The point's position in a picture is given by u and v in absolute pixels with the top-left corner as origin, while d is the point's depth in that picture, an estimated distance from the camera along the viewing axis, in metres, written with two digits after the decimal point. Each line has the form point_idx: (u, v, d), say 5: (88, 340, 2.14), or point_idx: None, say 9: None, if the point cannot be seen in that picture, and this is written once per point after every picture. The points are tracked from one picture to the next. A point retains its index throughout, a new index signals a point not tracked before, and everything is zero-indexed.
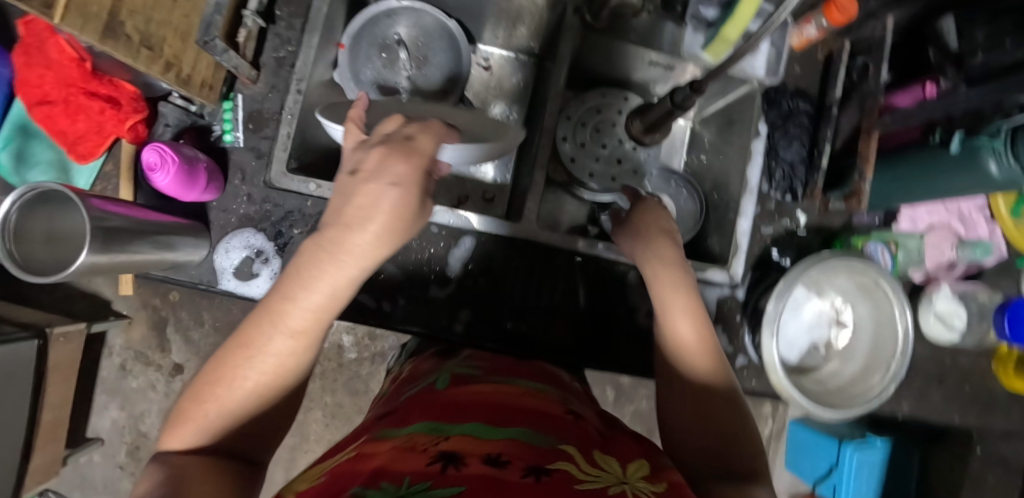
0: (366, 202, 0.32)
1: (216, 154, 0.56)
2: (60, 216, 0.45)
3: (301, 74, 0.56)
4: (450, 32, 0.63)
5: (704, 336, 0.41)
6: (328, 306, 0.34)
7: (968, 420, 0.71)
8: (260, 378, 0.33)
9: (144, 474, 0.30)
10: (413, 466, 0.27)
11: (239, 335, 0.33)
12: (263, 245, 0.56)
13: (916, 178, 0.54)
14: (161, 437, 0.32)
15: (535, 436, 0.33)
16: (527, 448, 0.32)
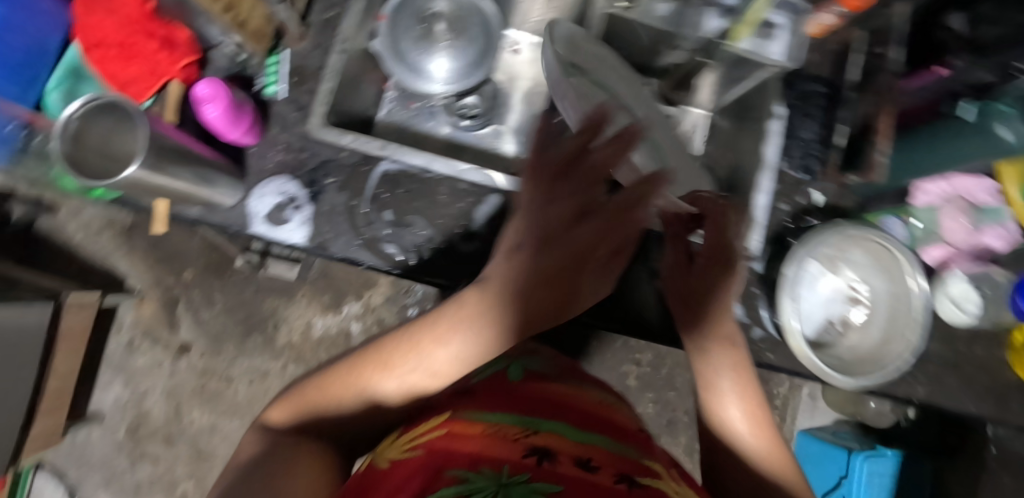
0: (509, 287, 0.43)
1: (259, 104, 0.59)
2: (116, 134, 0.49)
3: (345, 36, 0.60)
4: (484, 12, 0.68)
5: (762, 438, 0.49)
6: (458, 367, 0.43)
7: (984, 410, 0.70)
8: (394, 399, 0.44)
9: (250, 433, 0.43)
10: (511, 458, 0.36)
11: (372, 355, 0.45)
12: (297, 192, 0.58)
13: (935, 149, 0.57)
14: (277, 412, 0.45)
15: (614, 446, 0.43)
16: (608, 455, 0.41)
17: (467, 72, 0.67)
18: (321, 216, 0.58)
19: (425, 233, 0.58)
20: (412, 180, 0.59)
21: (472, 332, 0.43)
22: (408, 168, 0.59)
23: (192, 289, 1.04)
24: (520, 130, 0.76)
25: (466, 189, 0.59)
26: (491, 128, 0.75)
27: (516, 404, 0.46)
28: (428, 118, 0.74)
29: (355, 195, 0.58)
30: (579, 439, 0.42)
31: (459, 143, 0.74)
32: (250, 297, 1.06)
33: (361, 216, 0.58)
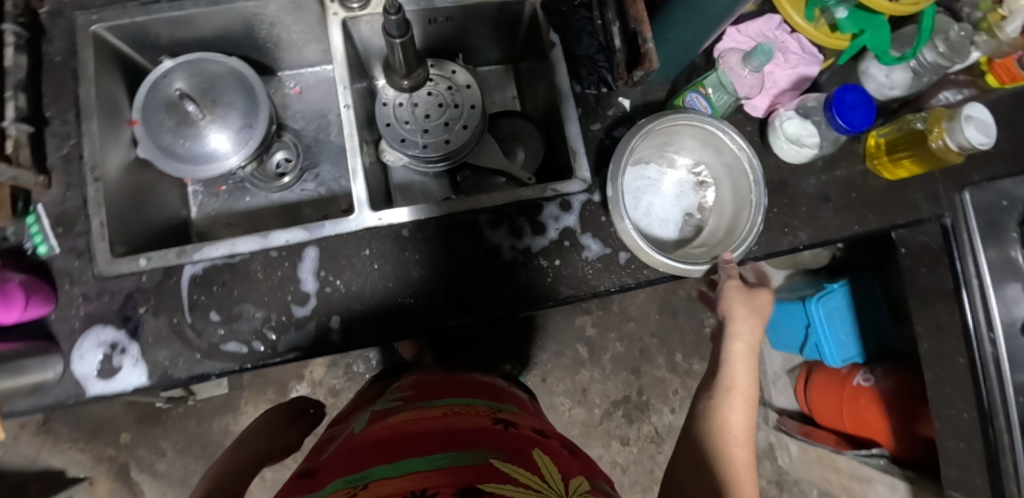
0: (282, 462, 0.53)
1: (36, 268, 0.55)
2: None
3: (92, 161, 0.56)
4: (235, 70, 0.64)
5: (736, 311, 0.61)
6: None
7: (870, 224, 0.73)
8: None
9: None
10: None
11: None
12: (116, 337, 0.55)
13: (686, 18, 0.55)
14: None
15: (465, 459, 0.49)
16: (460, 471, 0.47)
17: (242, 138, 0.64)
18: (151, 349, 0.55)
19: (260, 315, 0.57)
20: (224, 271, 0.57)
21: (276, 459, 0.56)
22: (216, 261, 0.57)
23: (135, 448, 1.03)
24: (340, 163, 0.74)
25: (280, 255, 0.58)
26: (310, 176, 0.74)
27: (366, 456, 0.54)
28: (243, 194, 0.72)
29: (174, 311, 0.56)
30: (414, 472, 0.48)
31: (286, 204, 0.73)
32: (196, 429, 1.04)
33: (191, 328, 0.56)
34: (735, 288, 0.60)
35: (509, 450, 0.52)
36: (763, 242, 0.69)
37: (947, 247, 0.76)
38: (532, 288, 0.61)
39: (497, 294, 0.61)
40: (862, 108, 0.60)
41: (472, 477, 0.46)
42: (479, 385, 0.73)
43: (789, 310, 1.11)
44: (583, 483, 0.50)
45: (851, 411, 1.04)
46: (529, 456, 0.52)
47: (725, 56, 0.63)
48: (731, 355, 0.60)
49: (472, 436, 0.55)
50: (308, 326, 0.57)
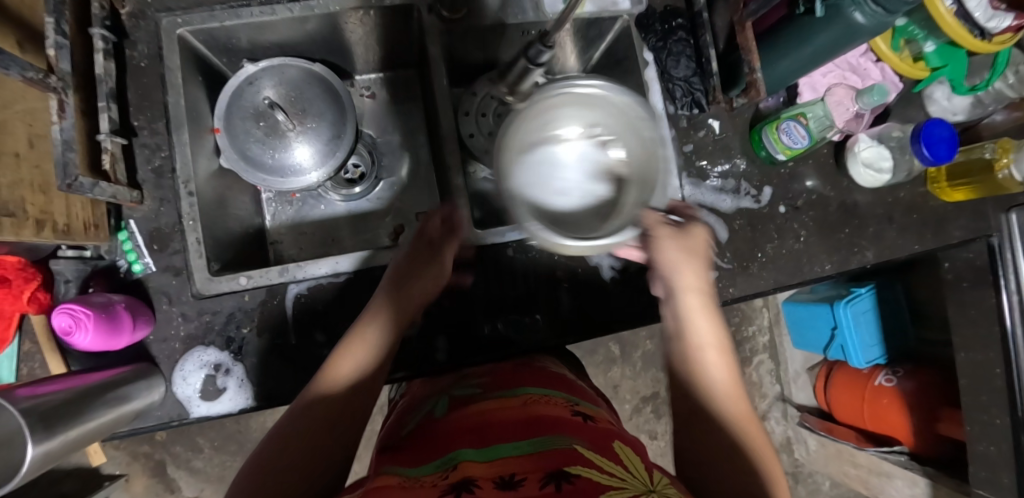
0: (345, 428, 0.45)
1: (133, 287, 0.53)
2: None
3: (185, 176, 0.54)
4: (320, 77, 0.62)
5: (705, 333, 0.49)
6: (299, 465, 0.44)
7: (927, 244, 0.76)
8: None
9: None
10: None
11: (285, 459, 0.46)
12: (219, 357, 0.54)
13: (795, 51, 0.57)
14: None
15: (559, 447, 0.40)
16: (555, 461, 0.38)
17: (330, 150, 0.62)
18: (254, 371, 0.54)
19: None
20: (327, 290, 0.56)
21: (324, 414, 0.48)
22: (319, 280, 0.56)
23: (171, 445, 1.02)
24: (414, 172, 0.73)
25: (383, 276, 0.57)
26: (385, 184, 0.72)
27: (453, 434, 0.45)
28: (317, 202, 0.71)
29: (277, 332, 0.55)
30: (495, 459, 0.39)
31: (361, 213, 0.71)
32: (233, 426, 1.03)
33: (294, 349, 0.55)
34: (667, 233, 0.51)
35: (590, 437, 0.43)
36: (834, 262, 0.71)
37: (993, 265, 0.80)
38: (626, 308, 0.62)
39: (589, 309, 0.62)
40: (947, 142, 0.63)
41: (558, 463, 0.37)
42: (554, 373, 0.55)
43: (816, 312, 1.14)
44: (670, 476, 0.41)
45: (871, 408, 1.09)
46: (610, 445, 0.42)
47: (833, 90, 0.69)
48: (689, 310, 0.50)
49: (545, 418, 0.45)
50: (414, 344, 0.58)
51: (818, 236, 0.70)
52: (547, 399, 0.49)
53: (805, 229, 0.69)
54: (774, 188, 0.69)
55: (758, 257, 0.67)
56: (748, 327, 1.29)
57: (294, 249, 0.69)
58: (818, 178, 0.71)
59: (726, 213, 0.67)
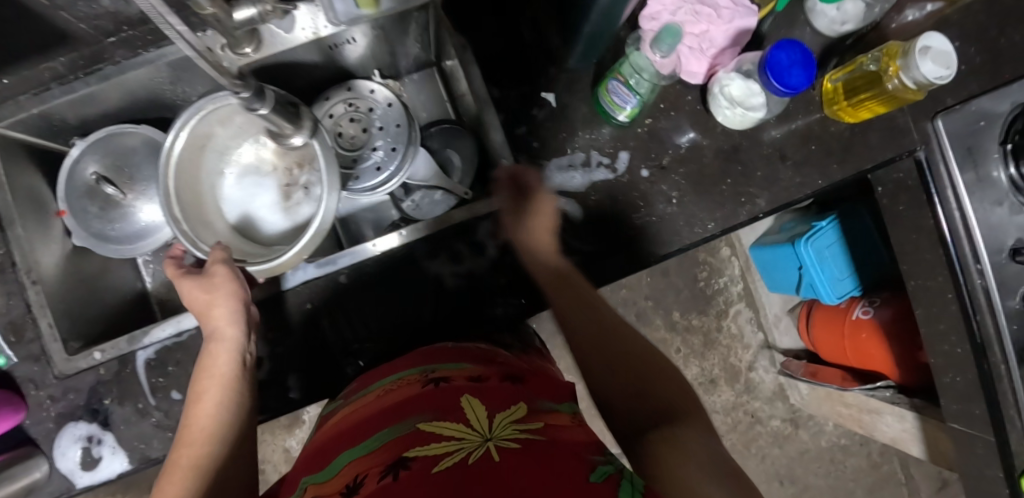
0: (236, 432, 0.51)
1: (2, 378, 0.57)
2: None
3: (25, 266, 0.57)
4: (148, 138, 0.63)
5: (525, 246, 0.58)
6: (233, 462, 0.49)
7: (837, 174, 0.68)
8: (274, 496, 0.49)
9: None
10: None
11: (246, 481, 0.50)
12: (90, 429, 0.57)
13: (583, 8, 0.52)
14: None
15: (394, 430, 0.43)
16: (389, 446, 0.41)
17: None
18: (124, 437, 0.57)
19: None
20: (175, 350, 0.58)
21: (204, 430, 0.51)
22: (166, 342, 0.58)
23: None
24: None
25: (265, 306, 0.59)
26: None
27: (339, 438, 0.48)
28: None
29: (137, 397, 0.57)
30: (341, 468, 0.42)
31: None
32: None
33: (156, 410, 0.57)
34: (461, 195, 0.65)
35: (440, 406, 0.45)
36: (719, 218, 0.65)
37: (925, 184, 0.70)
38: (481, 311, 0.61)
39: (449, 316, 0.60)
40: (799, 65, 0.55)
41: (396, 449, 0.40)
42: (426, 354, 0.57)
43: (781, 253, 1.07)
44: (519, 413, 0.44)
45: (853, 345, 1.02)
46: (456, 404, 0.45)
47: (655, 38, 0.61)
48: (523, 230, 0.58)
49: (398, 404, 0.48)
50: (266, 388, 0.58)
51: (695, 193, 0.64)
52: (402, 380, 0.52)
53: (677, 189, 0.64)
54: (632, 150, 0.64)
55: (625, 230, 0.63)
56: (719, 279, 1.23)
57: (180, 306, 0.71)
58: (691, 128, 0.65)
59: (579, 191, 0.63)
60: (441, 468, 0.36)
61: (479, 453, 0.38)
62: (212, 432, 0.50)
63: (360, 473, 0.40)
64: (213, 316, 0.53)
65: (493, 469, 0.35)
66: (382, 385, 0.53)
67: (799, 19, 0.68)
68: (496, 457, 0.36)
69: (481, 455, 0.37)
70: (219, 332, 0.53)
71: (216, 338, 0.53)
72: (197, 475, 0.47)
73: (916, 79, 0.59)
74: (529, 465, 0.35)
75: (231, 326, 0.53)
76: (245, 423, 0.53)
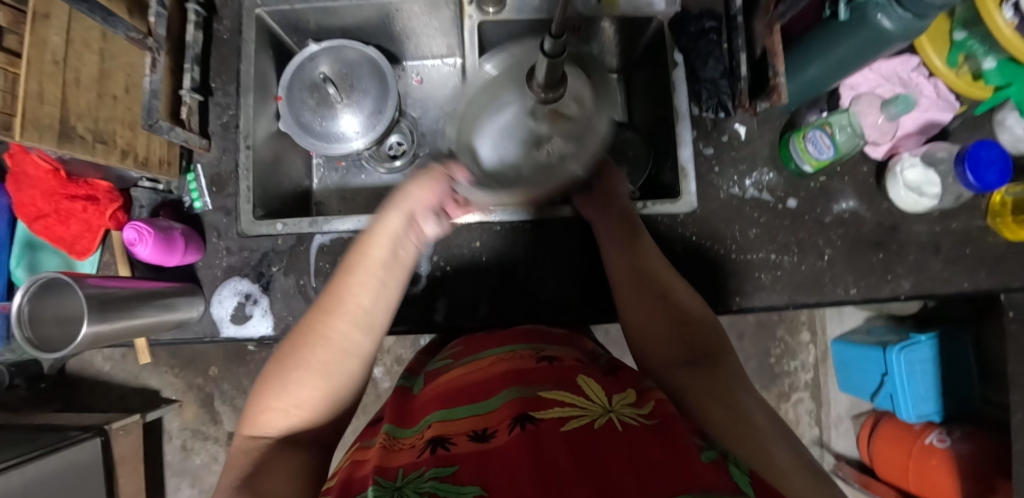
0: (351, 304, 0.47)
1: (192, 220, 0.63)
2: (64, 301, 0.55)
3: (246, 131, 0.64)
4: (371, 58, 0.70)
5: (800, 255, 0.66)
6: (347, 341, 0.45)
7: (983, 283, 0.68)
8: (348, 393, 0.45)
9: (315, 438, 0.43)
10: (404, 461, 0.39)
11: (341, 362, 0.45)
12: (250, 288, 0.62)
13: (816, 63, 0.56)
14: (245, 426, 0.42)
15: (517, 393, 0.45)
16: (513, 404, 0.43)
17: (371, 123, 0.70)
18: (276, 304, 0.62)
19: None
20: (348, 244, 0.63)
21: (346, 286, 0.48)
22: (342, 235, 0.63)
23: (222, 381, 1.03)
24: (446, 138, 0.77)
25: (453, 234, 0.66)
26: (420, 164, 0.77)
27: (448, 394, 0.49)
28: (360, 171, 0.77)
29: (301, 274, 0.62)
30: (465, 418, 0.45)
31: (392, 187, 0.77)
32: None
33: (313, 291, 0.62)
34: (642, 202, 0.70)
35: (559, 376, 0.47)
36: (863, 286, 0.66)
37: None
38: (599, 300, 0.65)
39: (568, 295, 0.66)
40: (998, 167, 0.57)
41: (521, 408, 0.42)
42: (528, 331, 0.60)
43: (868, 354, 1.08)
44: (631, 400, 0.44)
45: (917, 468, 1.02)
46: (574, 379, 0.47)
47: (861, 98, 0.64)
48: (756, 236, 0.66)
49: (512, 374, 0.49)
50: (414, 303, 0.65)
51: (846, 256, 0.66)
52: (513, 352, 0.53)
53: (831, 247, 0.66)
54: (801, 200, 0.67)
55: (773, 269, 0.66)
56: (790, 361, 1.22)
57: (333, 211, 0.77)
58: (854, 198, 0.67)
59: (741, 220, 0.67)
60: (570, 431, 0.39)
61: (601, 423, 0.40)
62: (358, 315, 0.47)
63: (488, 427, 0.42)
64: (396, 200, 0.52)
65: (612, 438, 0.38)
66: (488, 354, 0.55)
67: None
68: (619, 429, 0.39)
69: (604, 426, 0.40)
70: (384, 218, 0.51)
71: (384, 222, 0.51)
72: (334, 351, 0.45)
73: None
74: (647, 437, 0.37)
75: (398, 216, 0.51)
76: (380, 317, 0.48)
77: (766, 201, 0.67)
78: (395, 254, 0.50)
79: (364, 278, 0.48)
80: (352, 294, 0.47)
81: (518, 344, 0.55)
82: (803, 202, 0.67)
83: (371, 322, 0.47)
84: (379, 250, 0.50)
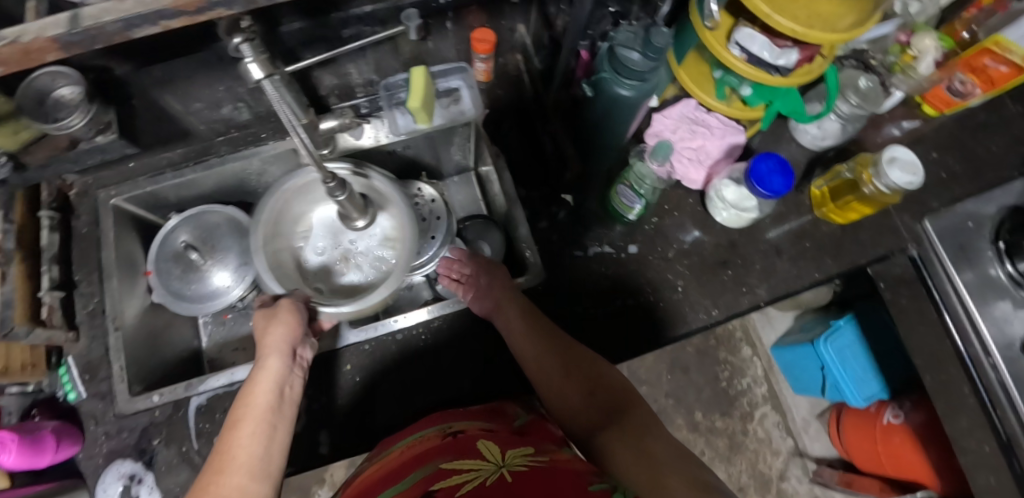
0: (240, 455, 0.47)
1: (69, 414, 0.64)
2: None
3: (111, 316, 0.66)
4: (231, 218, 0.76)
5: (656, 289, 0.69)
6: (247, 490, 0.45)
7: (833, 270, 0.72)
8: None
9: None
10: None
11: None
12: (133, 468, 0.62)
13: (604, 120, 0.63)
14: None
15: (410, 480, 0.45)
16: (409, 489, 0.44)
17: (242, 274, 0.74)
18: (161, 476, 0.62)
19: None
20: (225, 398, 0.63)
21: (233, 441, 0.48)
22: (217, 391, 0.63)
23: None
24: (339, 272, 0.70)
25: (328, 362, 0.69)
26: None
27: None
28: (247, 319, 0.77)
29: (182, 440, 0.63)
30: None
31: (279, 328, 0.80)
32: None
33: (196, 454, 0.62)
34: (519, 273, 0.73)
35: (460, 447, 0.49)
36: (722, 304, 0.69)
37: (931, 298, 0.65)
38: (486, 380, 0.68)
39: (457, 387, 0.68)
40: (780, 173, 0.63)
41: (425, 484, 0.43)
42: (432, 417, 0.60)
43: (801, 353, 1.09)
44: (528, 451, 0.48)
45: (887, 450, 1.00)
46: (474, 447, 0.49)
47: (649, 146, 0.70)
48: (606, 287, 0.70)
49: (419, 455, 0.50)
50: (302, 439, 0.65)
51: (697, 282, 0.70)
52: (423, 436, 0.54)
53: (680, 278, 0.70)
54: (640, 244, 0.72)
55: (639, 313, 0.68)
56: (742, 379, 1.23)
57: (227, 364, 0.77)
58: (692, 226, 0.72)
59: (590, 275, 0.70)
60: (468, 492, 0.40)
61: (493, 478, 0.42)
62: (248, 467, 0.46)
63: None
64: (264, 345, 0.55)
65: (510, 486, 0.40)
66: (401, 444, 0.55)
67: (784, 135, 0.76)
68: (510, 478, 0.42)
69: (495, 479, 0.42)
70: (265, 361, 0.54)
71: (261, 368, 0.54)
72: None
73: (888, 186, 0.64)
74: (539, 480, 0.41)
75: (276, 357, 0.55)
76: (278, 465, 0.49)
77: (606, 252, 0.71)
78: (281, 395, 0.53)
79: (249, 430, 0.49)
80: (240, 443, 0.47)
81: (426, 428, 0.56)
82: (643, 243, 0.72)
83: (265, 474, 0.47)
84: (260, 394, 0.51)
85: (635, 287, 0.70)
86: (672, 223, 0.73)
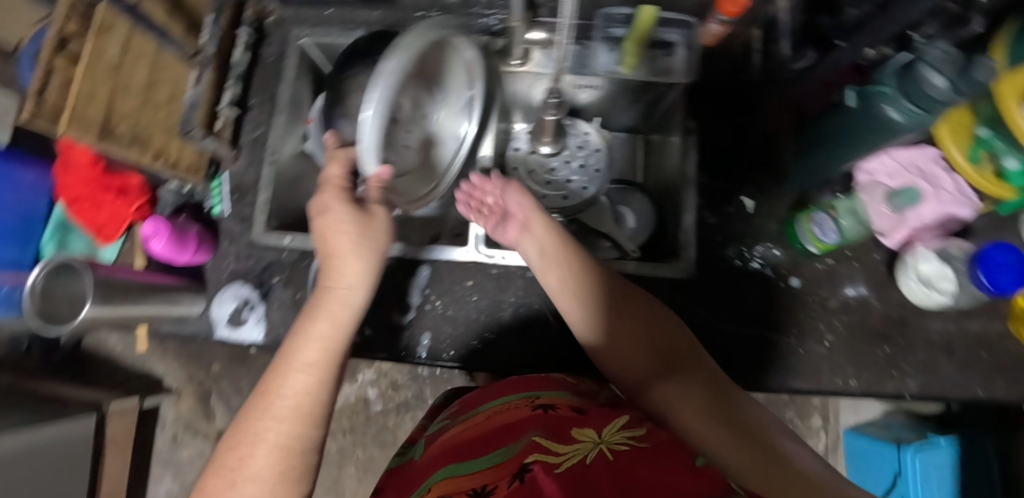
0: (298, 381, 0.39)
1: (210, 223, 0.67)
2: (69, 283, 0.59)
3: (272, 149, 0.68)
4: None
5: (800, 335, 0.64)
6: (303, 420, 0.39)
7: (998, 393, 0.63)
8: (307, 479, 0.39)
9: None
10: None
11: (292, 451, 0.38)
12: (250, 294, 0.65)
13: (848, 140, 0.55)
14: None
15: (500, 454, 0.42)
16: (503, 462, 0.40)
17: None
18: (271, 313, 0.64)
19: None
20: None
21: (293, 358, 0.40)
22: None
23: (220, 379, 1.04)
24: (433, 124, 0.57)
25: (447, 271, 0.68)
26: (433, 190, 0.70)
27: (446, 456, 0.46)
28: None
29: (299, 288, 0.64)
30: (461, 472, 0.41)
31: None
32: None
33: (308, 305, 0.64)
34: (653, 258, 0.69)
35: (552, 422, 0.45)
36: (863, 379, 0.63)
37: None
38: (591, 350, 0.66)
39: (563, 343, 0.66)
40: (1015, 271, 0.54)
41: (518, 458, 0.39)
42: (519, 380, 0.56)
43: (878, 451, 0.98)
44: (623, 422, 0.43)
45: None
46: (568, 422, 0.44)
47: (870, 187, 0.61)
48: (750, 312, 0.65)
49: (511, 423, 0.46)
50: (401, 331, 0.66)
51: (847, 345, 0.64)
52: (509, 404, 0.50)
53: (831, 333, 0.64)
54: (804, 280, 0.65)
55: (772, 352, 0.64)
56: None
57: None
58: (864, 285, 0.65)
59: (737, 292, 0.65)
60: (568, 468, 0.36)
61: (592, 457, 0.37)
62: (308, 393, 0.39)
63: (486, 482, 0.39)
64: (335, 244, 0.44)
65: (614, 466, 0.35)
66: (488, 408, 0.52)
67: (1010, 229, 0.66)
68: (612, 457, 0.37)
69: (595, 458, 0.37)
70: (344, 264, 0.44)
71: (335, 273, 0.44)
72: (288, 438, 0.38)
73: None
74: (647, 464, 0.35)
75: (361, 259, 0.44)
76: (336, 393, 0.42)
77: (764, 276, 0.66)
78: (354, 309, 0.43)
79: (317, 348, 0.41)
80: (302, 363, 0.40)
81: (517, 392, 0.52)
82: (805, 284, 0.65)
83: (321, 404, 0.40)
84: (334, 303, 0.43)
85: (780, 324, 0.64)
86: (845, 274, 0.65)
